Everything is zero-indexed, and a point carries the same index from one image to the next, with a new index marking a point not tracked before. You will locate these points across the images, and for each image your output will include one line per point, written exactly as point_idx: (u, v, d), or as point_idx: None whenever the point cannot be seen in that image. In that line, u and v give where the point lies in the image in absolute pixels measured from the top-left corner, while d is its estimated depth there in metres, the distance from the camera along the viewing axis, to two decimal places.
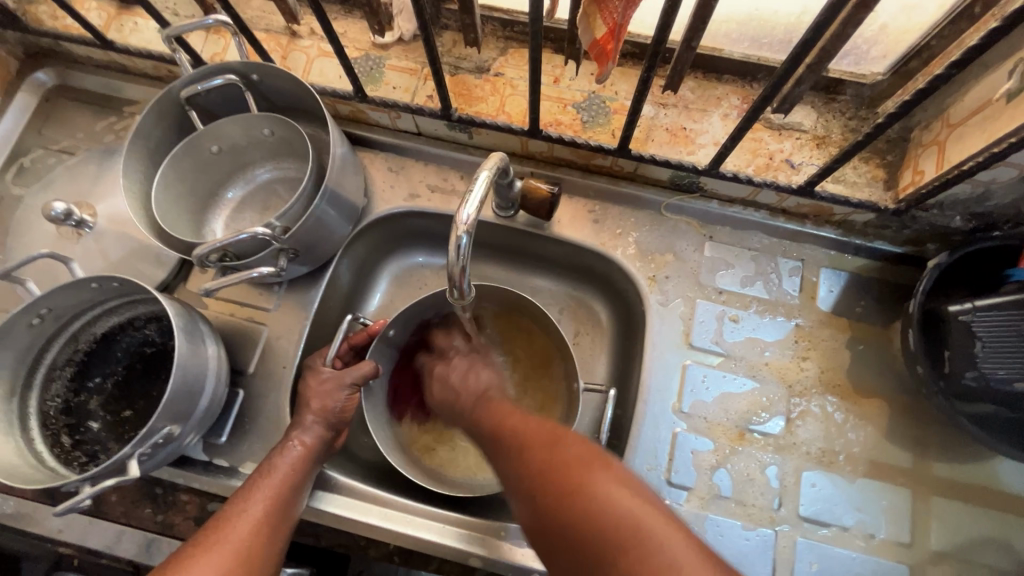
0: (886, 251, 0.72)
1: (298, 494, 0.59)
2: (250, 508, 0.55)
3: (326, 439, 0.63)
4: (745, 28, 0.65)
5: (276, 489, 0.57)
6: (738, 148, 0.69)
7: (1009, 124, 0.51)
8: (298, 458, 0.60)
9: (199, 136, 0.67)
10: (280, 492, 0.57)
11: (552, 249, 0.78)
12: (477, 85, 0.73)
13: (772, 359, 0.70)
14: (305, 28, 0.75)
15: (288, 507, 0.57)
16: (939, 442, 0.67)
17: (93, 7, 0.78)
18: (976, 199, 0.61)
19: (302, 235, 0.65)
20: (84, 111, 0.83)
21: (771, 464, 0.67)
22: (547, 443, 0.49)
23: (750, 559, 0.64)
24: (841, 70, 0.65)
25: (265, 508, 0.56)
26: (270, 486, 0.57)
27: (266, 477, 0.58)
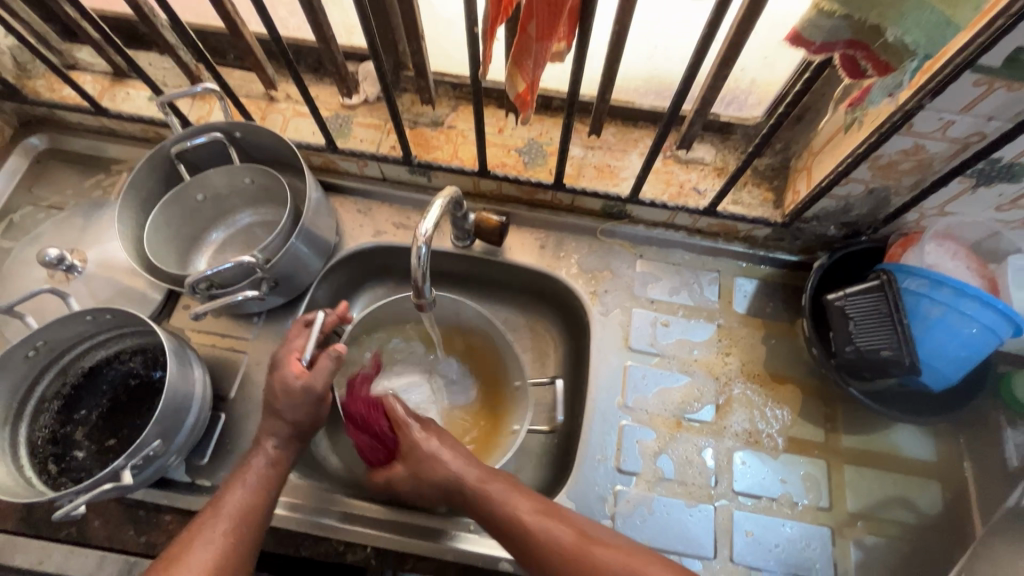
0: (785, 259, 0.85)
1: (270, 495, 0.62)
2: (224, 512, 0.58)
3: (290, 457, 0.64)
4: (649, 85, 0.80)
5: (253, 493, 0.60)
6: (654, 179, 0.83)
7: (847, 148, 0.66)
8: (270, 466, 0.62)
9: (187, 186, 0.75)
10: (256, 491, 0.61)
11: (506, 274, 0.88)
12: (433, 136, 0.85)
13: (700, 356, 0.81)
14: (282, 93, 0.87)
15: (259, 510, 0.60)
16: (846, 418, 0.78)
17: (88, 80, 0.88)
18: (842, 211, 0.76)
19: (283, 266, 0.73)
20: (73, 170, 0.91)
21: (707, 447, 0.76)
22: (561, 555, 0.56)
23: (693, 534, 0.71)
24: (728, 115, 0.81)
25: (235, 509, 0.59)
26: (248, 490, 0.60)
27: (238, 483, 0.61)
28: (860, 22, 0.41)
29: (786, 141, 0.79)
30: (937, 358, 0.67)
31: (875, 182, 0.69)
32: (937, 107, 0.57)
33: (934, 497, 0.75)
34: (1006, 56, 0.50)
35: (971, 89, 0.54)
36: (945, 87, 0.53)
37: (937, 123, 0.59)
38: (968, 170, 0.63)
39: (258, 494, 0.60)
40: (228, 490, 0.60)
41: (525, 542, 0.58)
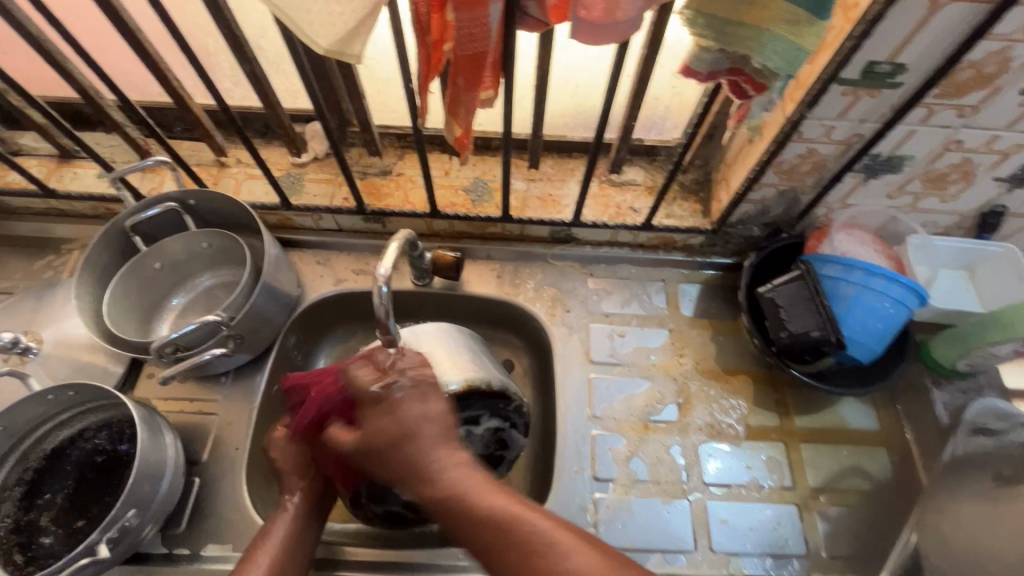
0: (722, 262, 0.93)
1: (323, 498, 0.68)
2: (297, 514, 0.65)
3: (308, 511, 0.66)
4: (577, 119, 0.88)
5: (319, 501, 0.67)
6: (594, 203, 0.90)
7: (753, 157, 0.75)
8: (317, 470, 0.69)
9: (145, 256, 0.77)
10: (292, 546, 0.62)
11: (466, 307, 0.92)
12: (384, 184, 0.90)
13: (658, 360, 0.86)
14: (232, 158, 0.91)
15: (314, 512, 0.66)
16: (796, 401, 0.84)
17: (34, 164, 0.89)
18: (761, 213, 0.84)
19: (247, 322, 0.75)
20: (19, 254, 0.90)
21: (675, 444, 0.80)
22: (487, 510, 0.49)
23: (671, 530, 0.75)
24: (651, 139, 0.89)
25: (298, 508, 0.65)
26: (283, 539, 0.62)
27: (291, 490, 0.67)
28: (733, 54, 0.49)
29: (704, 157, 0.88)
30: (859, 332, 0.74)
31: (783, 184, 0.78)
32: (818, 115, 0.66)
33: (883, 462, 0.81)
34: (861, 69, 0.60)
35: (841, 98, 0.63)
36: (819, 99, 0.62)
37: (821, 129, 0.68)
38: (856, 166, 0.73)
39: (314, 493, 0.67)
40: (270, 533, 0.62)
41: (443, 495, 0.51)
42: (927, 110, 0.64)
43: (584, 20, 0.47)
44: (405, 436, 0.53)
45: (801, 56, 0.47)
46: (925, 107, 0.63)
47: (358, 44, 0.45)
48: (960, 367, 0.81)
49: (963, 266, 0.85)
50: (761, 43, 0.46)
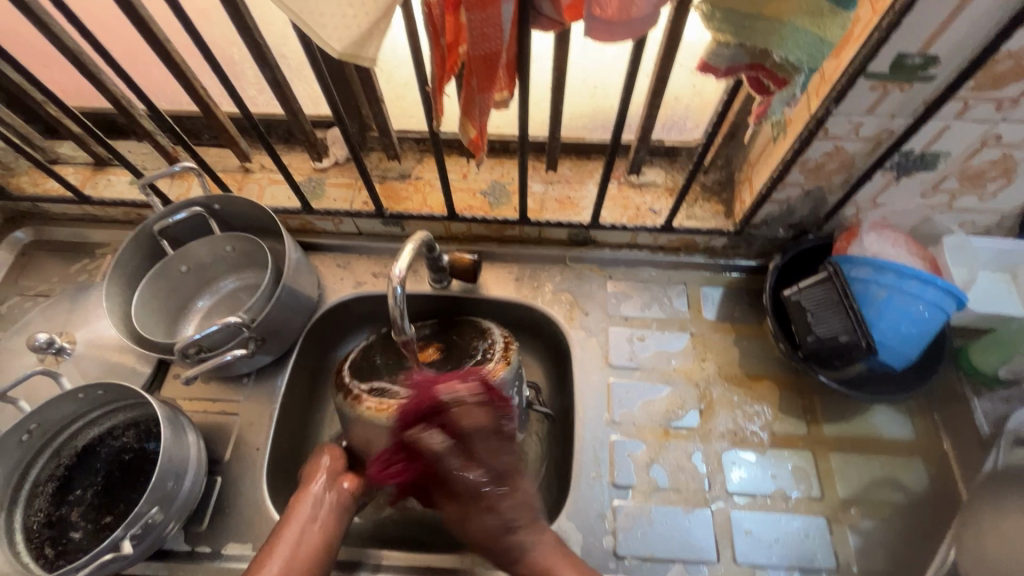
0: (746, 264, 0.90)
1: (331, 505, 0.68)
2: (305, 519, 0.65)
3: (322, 521, 0.66)
4: (596, 120, 0.88)
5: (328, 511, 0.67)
6: (613, 205, 0.89)
7: (777, 156, 0.73)
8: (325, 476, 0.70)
9: (171, 259, 0.79)
10: (307, 552, 0.63)
11: (483, 310, 0.92)
12: (403, 188, 0.90)
13: (679, 365, 0.85)
14: (256, 164, 0.93)
15: (319, 516, 0.66)
16: (825, 408, 0.81)
17: (71, 172, 0.92)
18: (786, 213, 0.82)
19: (268, 324, 0.76)
20: (56, 258, 0.94)
21: (696, 451, 0.78)
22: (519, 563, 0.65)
23: (693, 540, 0.73)
24: (671, 140, 0.88)
25: (307, 515, 0.66)
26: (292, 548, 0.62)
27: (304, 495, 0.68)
28: (752, 48, 0.47)
29: (727, 157, 0.86)
30: (891, 336, 0.71)
31: (809, 184, 0.76)
32: (844, 111, 0.63)
33: (919, 475, 0.77)
34: (890, 62, 0.57)
35: (869, 93, 0.61)
36: (844, 94, 0.60)
37: (848, 125, 0.66)
38: (886, 164, 0.70)
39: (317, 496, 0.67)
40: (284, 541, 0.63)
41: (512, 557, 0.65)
42: (962, 104, 0.61)
43: (598, 18, 0.46)
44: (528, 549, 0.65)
45: (824, 48, 0.45)
46: (961, 101, 0.61)
47: (372, 48, 0.46)
48: (1002, 375, 0.77)
49: (1004, 268, 0.80)
50: (781, 36, 0.45)
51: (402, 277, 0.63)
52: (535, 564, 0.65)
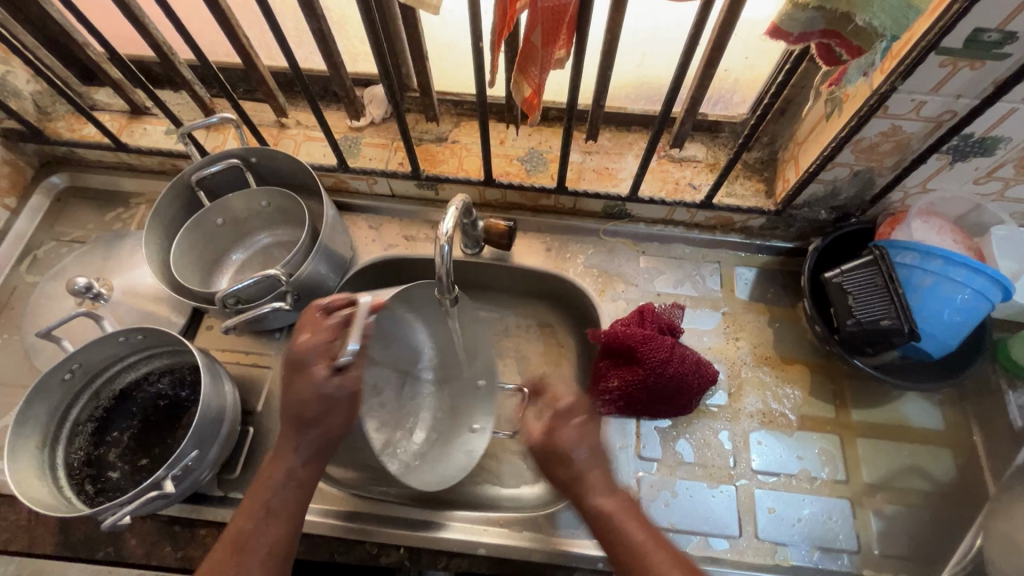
0: (782, 246, 0.89)
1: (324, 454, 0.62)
2: (289, 473, 0.60)
3: (318, 458, 0.61)
4: (639, 90, 0.86)
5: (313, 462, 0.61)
6: (651, 178, 0.87)
7: (829, 134, 0.71)
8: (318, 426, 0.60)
9: (208, 211, 0.79)
10: (301, 490, 0.60)
11: (515, 277, 0.92)
12: (439, 151, 0.89)
13: (711, 343, 0.84)
14: (292, 120, 0.92)
15: (310, 473, 0.61)
16: (854, 394, 0.81)
17: (108, 119, 0.92)
18: (830, 195, 0.80)
19: (305, 279, 0.76)
20: (92, 205, 0.94)
21: (723, 429, 0.79)
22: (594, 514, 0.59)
23: (717, 514, 0.74)
24: (715, 114, 0.86)
25: (299, 467, 0.60)
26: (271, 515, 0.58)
27: (291, 451, 0.60)
28: (832, 12, 0.46)
29: (772, 134, 0.84)
30: (933, 324, 0.70)
31: (859, 165, 0.74)
32: (909, 88, 0.61)
33: (946, 465, 0.77)
34: (965, 38, 0.55)
35: (938, 70, 0.59)
36: (912, 70, 0.58)
37: (910, 104, 0.63)
38: (943, 147, 0.68)
39: (313, 449, 0.61)
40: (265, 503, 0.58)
41: (565, 481, 0.60)
42: None
43: None
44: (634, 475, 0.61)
45: (909, 14, 0.43)
46: None
47: None
48: None
49: None
50: None
51: (450, 236, 0.62)
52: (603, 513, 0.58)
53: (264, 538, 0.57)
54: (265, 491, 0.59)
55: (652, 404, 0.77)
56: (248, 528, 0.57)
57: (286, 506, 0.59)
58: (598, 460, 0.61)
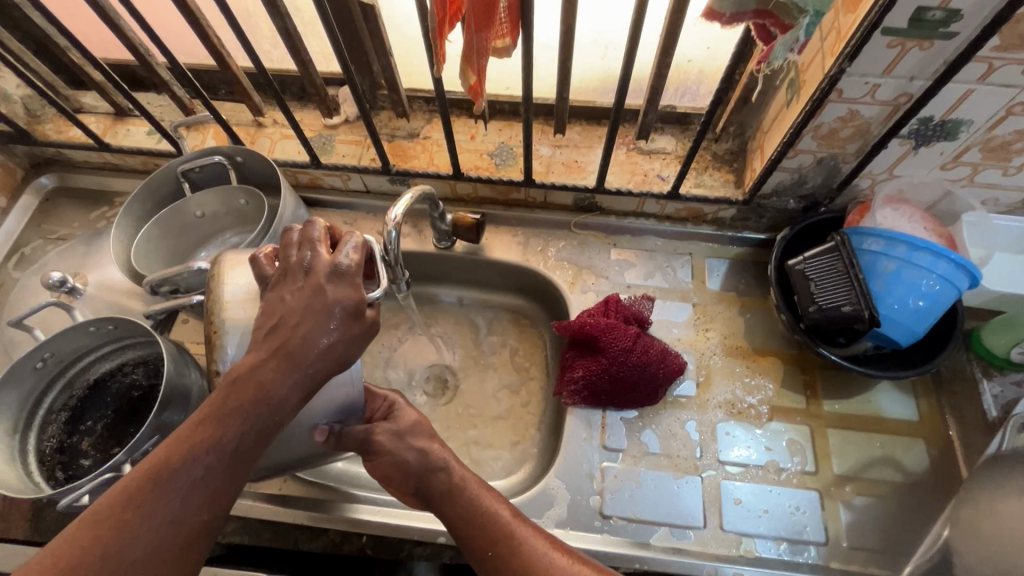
0: (754, 237, 0.89)
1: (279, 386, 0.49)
2: (252, 397, 0.47)
3: (279, 390, 0.49)
4: (606, 83, 0.86)
5: (268, 394, 0.48)
6: (620, 170, 0.88)
7: (789, 121, 0.71)
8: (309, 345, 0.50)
9: (184, 203, 0.82)
10: (264, 424, 0.48)
11: (486, 271, 0.93)
12: (411, 146, 0.91)
13: (680, 335, 0.84)
14: (269, 119, 0.94)
15: (262, 406, 0.48)
16: (825, 385, 0.80)
17: (93, 120, 0.95)
18: (797, 184, 0.80)
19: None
20: (79, 204, 0.97)
21: (690, 420, 0.78)
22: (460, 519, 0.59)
23: (681, 505, 0.73)
24: (684, 106, 0.86)
25: (265, 394, 0.48)
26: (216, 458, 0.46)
27: (264, 369, 0.48)
28: None
29: (740, 125, 0.84)
30: (897, 311, 0.69)
31: (822, 152, 0.74)
32: (861, 71, 0.61)
33: (920, 456, 0.75)
34: (909, 17, 0.55)
35: (887, 51, 0.59)
36: (860, 51, 0.58)
37: (864, 87, 0.63)
38: (903, 131, 0.67)
39: (281, 375, 0.49)
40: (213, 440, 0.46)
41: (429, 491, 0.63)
42: (986, 65, 0.58)
43: None
44: (437, 467, 0.64)
45: None
46: (984, 62, 0.58)
47: None
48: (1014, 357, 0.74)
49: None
50: None
51: (397, 220, 0.63)
52: (480, 518, 0.58)
53: (199, 479, 0.45)
54: (246, 417, 0.47)
55: (616, 396, 0.77)
56: (174, 460, 0.44)
57: (235, 438, 0.46)
58: (463, 472, 0.63)
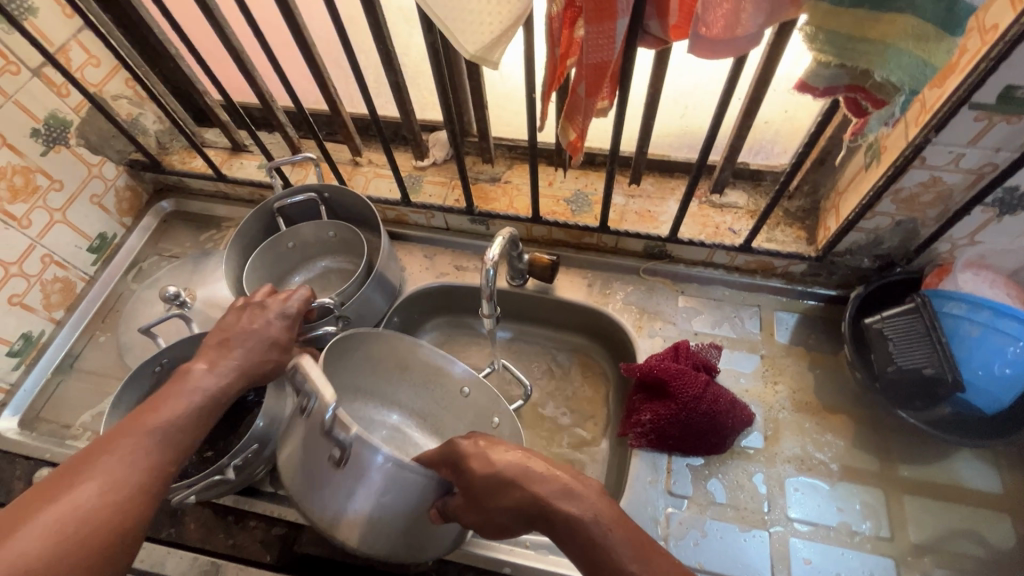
0: (825, 293, 0.89)
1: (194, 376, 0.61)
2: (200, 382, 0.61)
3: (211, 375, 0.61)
4: (682, 140, 0.91)
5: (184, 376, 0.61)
6: (691, 222, 0.91)
7: (868, 183, 0.73)
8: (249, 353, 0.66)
9: (283, 234, 0.90)
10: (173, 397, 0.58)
11: (556, 310, 0.97)
12: (492, 190, 0.97)
13: (748, 385, 0.84)
14: (365, 159, 1.03)
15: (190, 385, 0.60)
16: (900, 448, 0.78)
17: (213, 154, 1.07)
18: (873, 244, 0.81)
19: (355, 307, 0.84)
20: (190, 227, 1.09)
21: (758, 472, 0.78)
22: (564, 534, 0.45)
23: (747, 559, 0.72)
24: (757, 163, 0.90)
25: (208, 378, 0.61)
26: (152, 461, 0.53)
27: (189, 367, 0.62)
28: (854, 69, 0.50)
29: (813, 185, 0.87)
30: (982, 377, 0.68)
31: (901, 215, 0.75)
32: (945, 141, 0.63)
33: (1006, 532, 0.72)
34: (998, 94, 0.57)
35: (974, 124, 0.61)
36: (946, 123, 0.61)
37: (947, 156, 0.65)
38: (988, 199, 0.68)
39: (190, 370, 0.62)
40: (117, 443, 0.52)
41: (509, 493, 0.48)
42: None
43: (704, 37, 0.50)
44: (516, 480, 0.48)
45: (927, 71, 0.47)
46: None
47: (497, 53, 0.52)
48: None
49: None
50: (884, 58, 0.47)
51: (495, 261, 0.70)
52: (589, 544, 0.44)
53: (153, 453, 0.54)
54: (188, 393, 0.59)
55: (684, 441, 0.78)
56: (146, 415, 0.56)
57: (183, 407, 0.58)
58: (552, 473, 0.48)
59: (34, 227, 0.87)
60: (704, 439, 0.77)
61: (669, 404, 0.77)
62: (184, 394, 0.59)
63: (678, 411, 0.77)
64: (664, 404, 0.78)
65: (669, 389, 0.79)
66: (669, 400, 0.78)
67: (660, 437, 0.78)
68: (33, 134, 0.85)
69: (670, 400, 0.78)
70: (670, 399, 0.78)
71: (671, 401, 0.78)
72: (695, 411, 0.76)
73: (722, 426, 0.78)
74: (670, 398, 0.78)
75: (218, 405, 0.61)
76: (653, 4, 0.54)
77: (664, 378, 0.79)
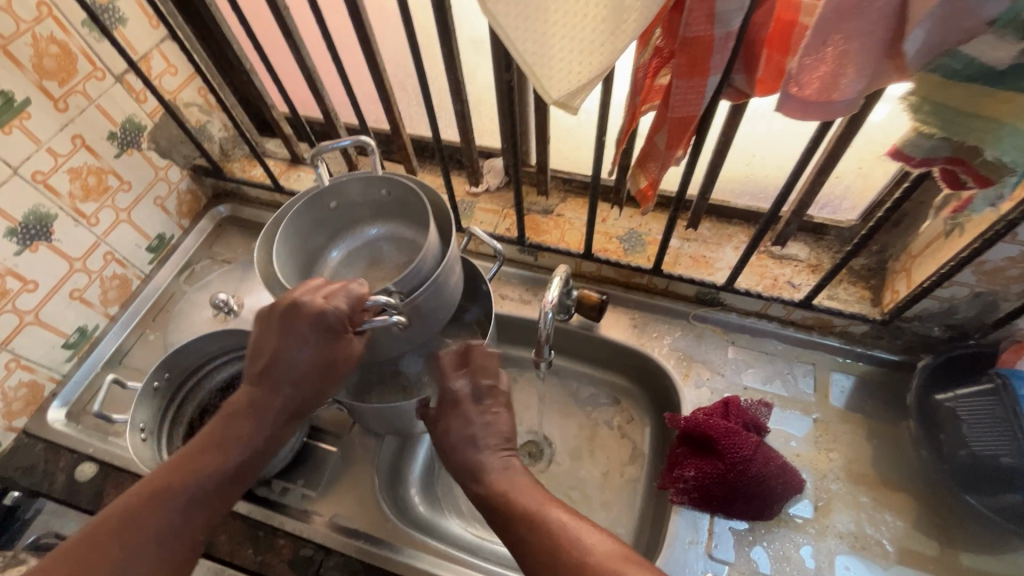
0: (885, 358, 0.85)
1: (238, 431, 0.60)
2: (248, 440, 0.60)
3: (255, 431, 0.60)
4: (745, 187, 0.89)
5: (234, 432, 0.59)
6: (749, 271, 0.88)
7: (949, 252, 0.69)
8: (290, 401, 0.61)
9: (324, 192, 0.71)
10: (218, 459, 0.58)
11: (599, 348, 0.95)
12: (545, 222, 0.96)
13: (799, 450, 0.80)
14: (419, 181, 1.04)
15: (232, 441, 0.59)
16: (962, 534, 0.73)
17: (272, 164, 1.09)
18: (946, 312, 0.76)
19: (423, 303, 0.63)
20: (241, 235, 1.11)
21: (806, 544, 0.73)
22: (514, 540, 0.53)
23: None
24: (822, 217, 0.87)
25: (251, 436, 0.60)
26: (175, 543, 0.53)
27: (235, 419, 0.60)
28: (959, 143, 0.48)
29: (882, 244, 0.83)
30: None
31: (981, 287, 0.71)
32: None
33: None
34: None
35: None
36: None
37: None
38: None
39: (234, 420, 0.60)
40: (158, 513, 0.53)
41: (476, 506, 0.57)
42: None
43: (794, 97, 0.48)
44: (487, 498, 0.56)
45: None
46: None
47: (579, 100, 0.52)
48: None
49: None
50: (996, 135, 0.45)
51: (555, 303, 0.69)
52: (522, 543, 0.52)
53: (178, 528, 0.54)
54: (235, 451, 0.59)
55: (730, 504, 0.74)
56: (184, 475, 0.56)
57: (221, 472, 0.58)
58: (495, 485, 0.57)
59: (101, 225, 0.90)
60: (753, 504, 0.74)
61: (718, 465, 0.74)
62: (224, 449, 0.58)
63: (727, 474, 0.73)
64: (712, 462, 0.75)
65: (720, 448, 0.75)
66: (718, 459, 0.74)
67: (705, 497, 0.75)
68: (110, 137, 0.88)
69: (719, 459, 0.74)
70: (719, 458, 0.74)
71: (720, 461, 0.74)
72: (745, 476, 0.73)
73: (773, 492, 0.74)
74: (720, 457, 0.74)
75: (255, 462, 0.61)
76: (742, 58, 0.53)
77: (715, 435, 0.75)
